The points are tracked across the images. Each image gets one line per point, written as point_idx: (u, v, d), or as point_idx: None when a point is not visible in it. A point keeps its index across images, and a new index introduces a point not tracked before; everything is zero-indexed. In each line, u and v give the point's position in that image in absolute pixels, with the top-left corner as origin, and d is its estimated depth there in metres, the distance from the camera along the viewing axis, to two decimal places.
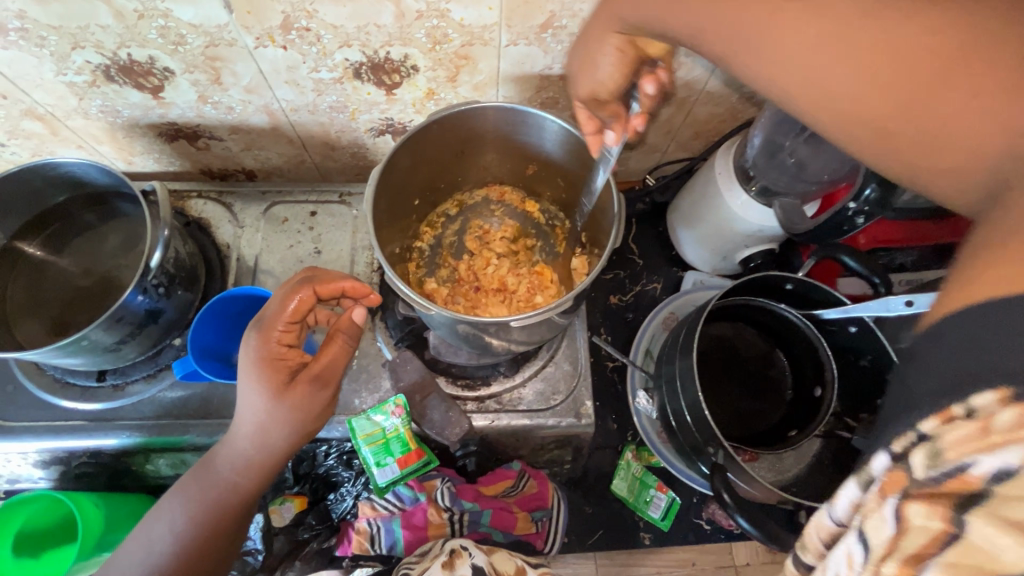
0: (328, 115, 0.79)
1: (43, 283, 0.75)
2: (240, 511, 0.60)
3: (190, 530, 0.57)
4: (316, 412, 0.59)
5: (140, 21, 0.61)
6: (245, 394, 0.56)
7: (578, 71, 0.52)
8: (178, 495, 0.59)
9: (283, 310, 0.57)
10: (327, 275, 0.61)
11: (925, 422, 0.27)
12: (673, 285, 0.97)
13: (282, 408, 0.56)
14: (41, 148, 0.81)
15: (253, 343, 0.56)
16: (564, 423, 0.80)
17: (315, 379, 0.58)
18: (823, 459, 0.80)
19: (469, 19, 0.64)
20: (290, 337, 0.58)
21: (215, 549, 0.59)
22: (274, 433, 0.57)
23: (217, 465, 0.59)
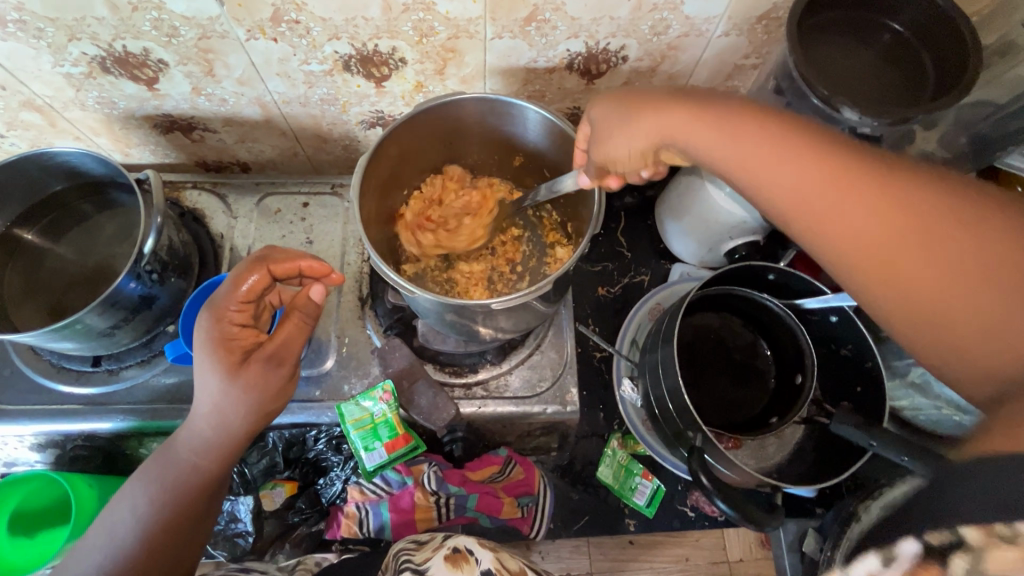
0: (319, 107, 0.81)
1: (42, 270, 0.77)
2: (204, 493, 0.61)
3: (151, 512, 0.58)
4: (273, 390, 0.61)
5: (134, 13, 0.63)
6: (201, 375, 0.59)
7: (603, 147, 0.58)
8: (140, 481, 0.60)
9: (234, 290, 0.59)
10: (282, 254, 0.63)
11: (968, 530, 0.29)
12: (661, 277, 0.99)
13: (236, 387, 0.58)
14: (39, 139, 0.83)
15: (205, 324, 0.58)
16: (550, 410, 0.81)
17: (269, 358, 0.59)
18: (806, 447, 0.81)
19: (454, 12, 0.66)
20: (244, 317, 0.60)
21: (178, 532, 0.59)
22: (231, 413, 0.59)
23: (177, 447, 0.60)
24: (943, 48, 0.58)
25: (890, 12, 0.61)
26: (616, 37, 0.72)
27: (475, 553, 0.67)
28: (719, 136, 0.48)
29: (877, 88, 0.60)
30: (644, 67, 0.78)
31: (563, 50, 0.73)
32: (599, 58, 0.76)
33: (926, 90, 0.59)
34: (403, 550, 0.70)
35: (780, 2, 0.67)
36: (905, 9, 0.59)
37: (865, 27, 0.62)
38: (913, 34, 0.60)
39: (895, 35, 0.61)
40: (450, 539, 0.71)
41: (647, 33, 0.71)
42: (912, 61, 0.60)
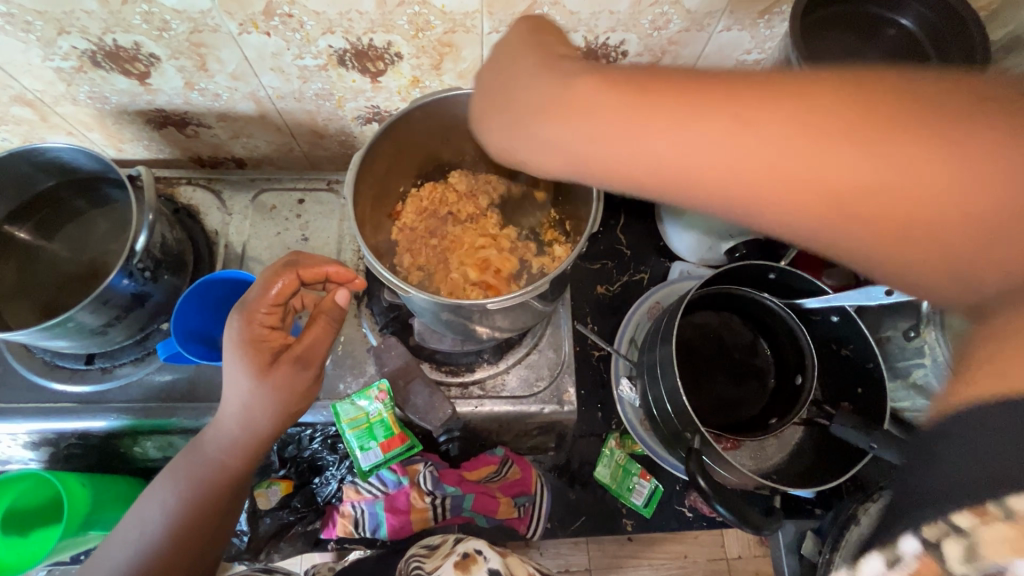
0: (314, 102, 0.80)
1: (33, 267, 0.76)
2: (228, 492, 0.61)
3: (180, 509, 0.59)
4: (300, 390, 0.60)
5: (123, 6, 0.62)
6: (230, 375, 0.57)
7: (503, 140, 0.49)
8: (168, 477, 0.61)
9: (265, 293, 0.58)
10: (310, 259, 0.62)
11: (960, 517, 0.29)
12: (660, 275, 0.98)
13: (264, 389, 0.57)
14: (31, 134, 0.82)
15: (236, 326, 0.57)
16: (547, 409, 0.81)
17: (298, 360, 0.59)
18: (804, 448, 0.80)
19: (450, 6, 0.65)
20: (273, 319, 0.59)
21: (204, 526, 0.60)
22: (259, 414, 0.58)
23: (205, 447, 0.60)
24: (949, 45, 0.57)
25: (896, 7, 0.59)
26: (615, 32, 0.71)
27: (483, 553, 0.68)
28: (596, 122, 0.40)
29: None
30: (645, 62, 0.77)
31: None
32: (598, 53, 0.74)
33: None
34: (414, 556, 0.71)
35: None
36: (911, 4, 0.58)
37: (871, 22, 0.60)
38: (919, 30, 0.59)
39: (902, 30, 0.60)
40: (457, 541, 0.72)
41: (647, 27, 0.70)
42: (919, 57, 0.59)
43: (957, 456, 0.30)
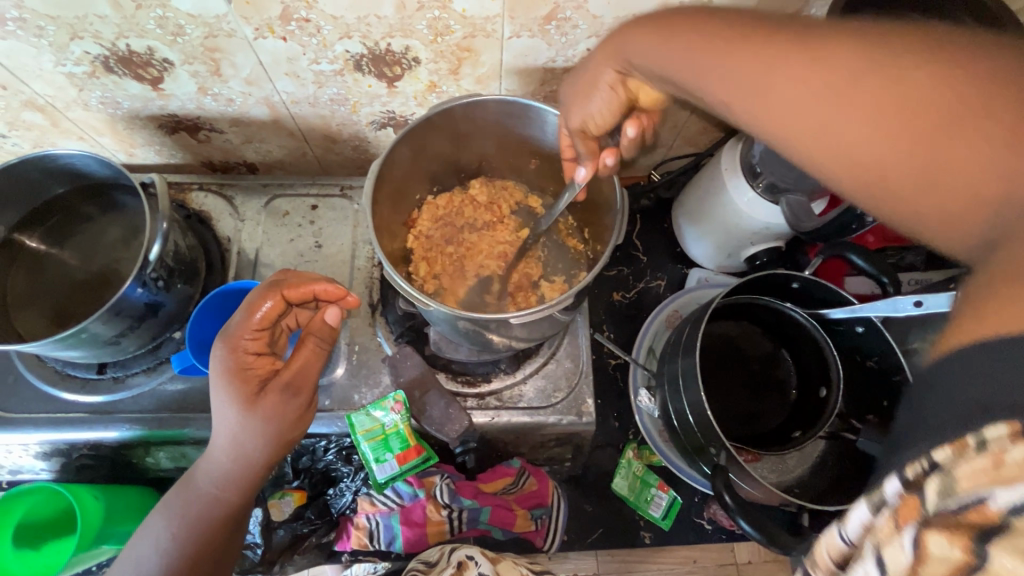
0: (328, 107, 0.79)
1: (44, 276, 0.75)
2: (224, 527, 0.59)
3: (173, 547, 0.57)
4: (292, 418, 0.58)
5: (138, 11, 0.60)
6: (218, 407, 0.57)
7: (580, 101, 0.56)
8: (162, 514, 0.59)
9: (250, 318, 0.57)
10: (297, 279, 0.61)
11: (938, 450, 0.25)
12: (677, 282, 0.96)
13: (254, 418, 0.55)
14: (42, 140, 0.81)
15: (220, 354, 0.56)
16: (565, 421, 0.79)
17: (286, 387, 0.57)
18: (827, 462, 0.79)
19: (471, 10, 0.63)
20: (259, 345, 0.58)
21: (202, 565, 0.58)
22: (249, 445, 0.57)
23: (197, 481, 0.59)
24: None
25: None
26: None
27: (475, 557, 0.69)
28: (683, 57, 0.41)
29: None
30: None
31: (583, 49, 0.70)
32: None
33: None
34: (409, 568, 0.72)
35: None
36: None
37: None
38: None
39: None
40: (452, 551, 0.71)
41: None
42: None
43: (945, 391, 0.26)
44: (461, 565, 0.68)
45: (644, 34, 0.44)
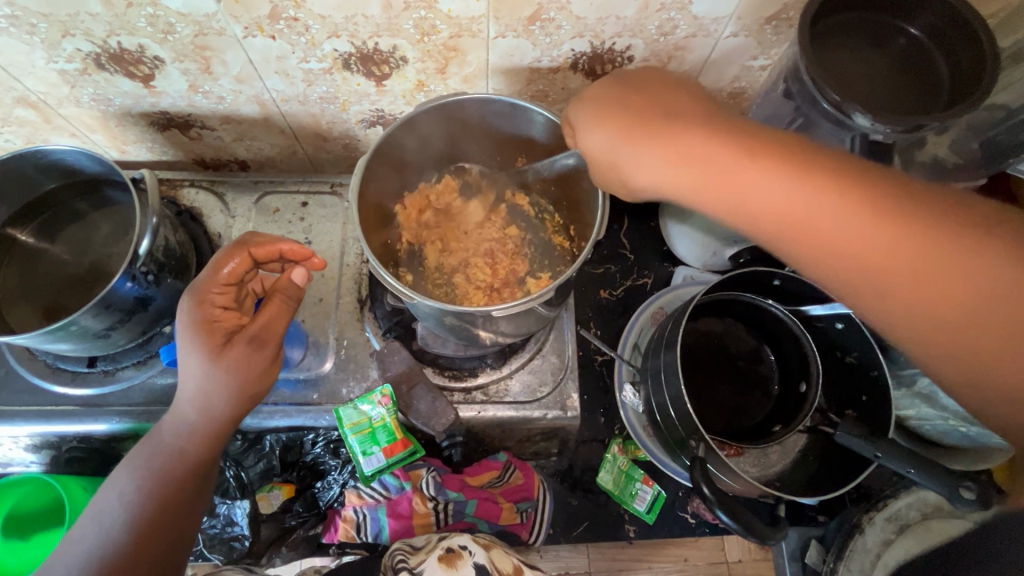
0: (318, 106, 0.80)
1: (36, 270, 0.76)
2: (189, 480, 0.60)
3: (139, 499, 0.58)
4: (257, 372, 0.60)
5: (128, 9, 0.62)
6: (183, 360, 0.58)
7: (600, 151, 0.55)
8: (127, 469, 0.60)
9: (216, 273, 0.59)
10: (263, 238, 0.63)
11: None
12: (664, 279, 0.97)
13: (218, 369, 0.57)
14: (34, 136, 0.82)
15: (186, 307, 0.57)
16: (550, 415, 0.80)
17: (251, 339, 0.59)
18: (808, 456, 0.80)
19: (456, 11, 0.64)
20: (226, 299, 0.59)
21: (167, 519, 0.59)
22: (214, 397, 0.58)
23: (163, 434, 0.60)
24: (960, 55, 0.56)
25: (906, 15, 0.58)
26: (622, 37, 0.70)
27: (468, 547, 0.69)
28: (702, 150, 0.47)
29: (889, 94, 0.58)
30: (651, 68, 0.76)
31: (568, 49, 0.72)
32: (605, 59, 0.74)
33: (939, 97, 0.57)
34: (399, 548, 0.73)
35: (791, 2, 0.66)
36: (924, 12, 0.57)
37: (882, 30, 0.59)
38: (928, 40, 0.58)
39: (912, 40, 0.58)
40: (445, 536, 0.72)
41: (654, 33, 0.70)
42: (929, 65, 0.58)
43: None
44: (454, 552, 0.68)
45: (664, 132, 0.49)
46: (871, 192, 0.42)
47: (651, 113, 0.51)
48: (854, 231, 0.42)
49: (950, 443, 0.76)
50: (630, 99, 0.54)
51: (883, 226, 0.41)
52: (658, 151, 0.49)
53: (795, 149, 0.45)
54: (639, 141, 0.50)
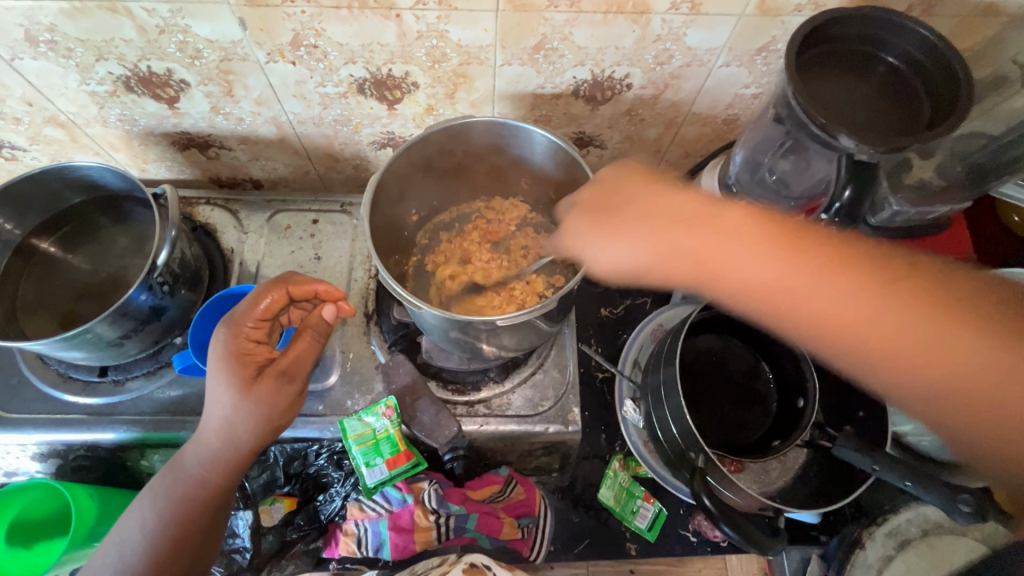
0: (332, 127, 0.84)
1: (54, 281, 0.78)
2: (201, 511, 0.61)
3: (159, 527, 0.60)
4: (283, 405, 0.62)
5: (160, 36, 0.66)
6: (213, 389, 0.59)
7: (610, 225, 0.64)
8: (149, 497, 0.62)
9: (254, 308, 0.60)
10: (302, 276, 0.65)
11: None
12: (663, 299, 0.98)
13: (249, 402, 0.59)
14: (60, 154, 0.86)
15: (222, 339, 0.59)
16: (552, 429, 0.81)
17: (282, 374, 0.61)
18: (809, 471, 0.78)
19: (465, 40, 0.69)
20: (259, 334, 0.61)
21: (187, 545, 0.61)
22: (240, 427, 0.59)
23: (185, 462, 0.61)
24: (937, 83, 0.60)
25: (882, 45, 0.62)
26: (621, 66, 0.74)
27: (492, 569, 0.73)
28: (693, 239, 0.60)
29: (871, 120, 0.61)
30: (649, 95, 0.81)
31: (570, 77, 0.76)
32: (604, 85, 0.78)
33: (920, 120, 0.60)
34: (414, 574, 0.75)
35: (779, 35, 0.70)
36: (900, 42, 0.60)
37: (860, 60, 0.62)
38: (907, 67, 0.61)
39: (891, 68, 0.62)
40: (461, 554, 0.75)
41: (651, 62, 0.74)
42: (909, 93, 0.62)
43: None
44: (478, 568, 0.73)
45: (644, 212, 0.62)
46: (888, 278, 0.52)
47: (648, 210, 0.62)
48: (874, 315, 0.50)
49: (945, 460, 0.77)
50: (619, 214, 0.64)
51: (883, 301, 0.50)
52: (664, 253, 0.60)
53: (811, 254, 0.54)
54: (626, 243, 0.62)
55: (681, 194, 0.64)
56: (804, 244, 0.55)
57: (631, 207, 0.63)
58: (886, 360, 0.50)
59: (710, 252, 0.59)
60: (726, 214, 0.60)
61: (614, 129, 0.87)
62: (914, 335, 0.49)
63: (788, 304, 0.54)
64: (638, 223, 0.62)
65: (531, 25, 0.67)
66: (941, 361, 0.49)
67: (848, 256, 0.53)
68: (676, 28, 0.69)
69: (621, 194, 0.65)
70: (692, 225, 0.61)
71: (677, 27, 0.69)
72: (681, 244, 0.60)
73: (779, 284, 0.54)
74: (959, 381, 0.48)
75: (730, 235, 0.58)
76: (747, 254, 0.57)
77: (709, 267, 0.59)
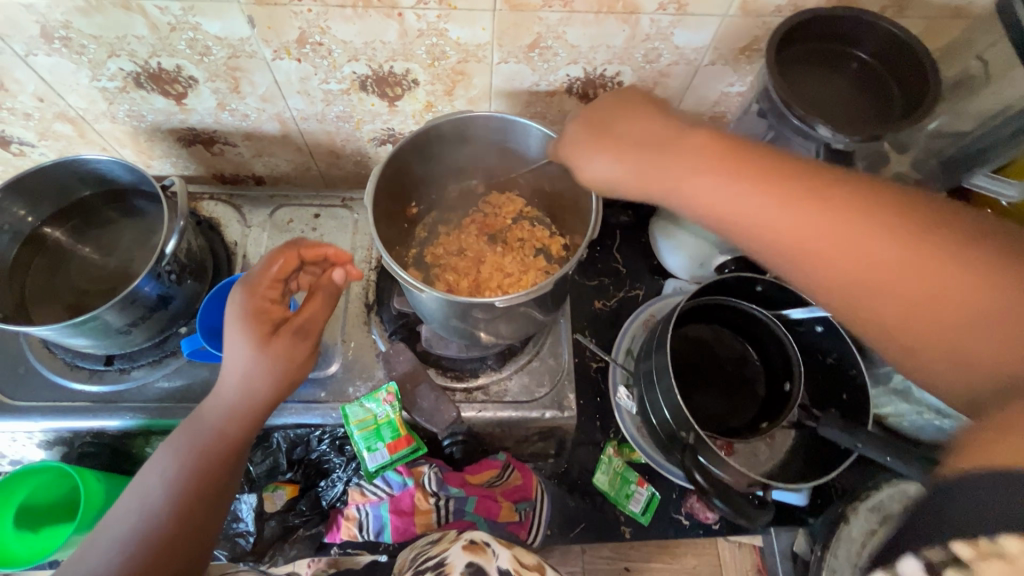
0: (334, 124, 0.87)
1: (63, 271, 0.80)
2: (220, 466, 0.62)
3: (180, 476, 0.61)
4: (298, 361, 0.65)
5: (171, 33, 0.69)
6: (230, 345, 0.62)
7: (597, 145, 0.57)
8: (169, 448, 0.63)
9: (268, 269, 0.63)
10: (313, 240, 0.67)
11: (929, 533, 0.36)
12: (655, 292, 1.01)
13: (266, 357, 0.62)
14: (68, 149, 0.88)
15: (239, 297, 0.62)
16: (548, 414, 0.84)
17: (296, 331, 0.64)
18: (796, 454, 0.82)
19: (464, 38, 0.72)
20: (274, 294, 0.64)
21: (206, 494, 0.61)
22: (258, 382, 0.62)
23: (203, 416, 0.63)
24: (909, 81, 0.64)
25: (854, 43, 0.66)
26: (612, 64, 0.78)
27: (491, 544, 0.71)
28: (685, 159, 0.51)
29: (847, 112, 0.65)
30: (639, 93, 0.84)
31: (563, 75, 0.80)
32: (596, 83, 0.82)
33: (892, 113, 0.64)
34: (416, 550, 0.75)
35: (761, 34, 0.74)
36: (870, 40, 0.65)
37: (835, 57, 0.67)
38: (879, 63, 0.66)
39: (863, 64, 0.67)
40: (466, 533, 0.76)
41: (640, 60, 0.78)
42: (881, 88, 0.66)
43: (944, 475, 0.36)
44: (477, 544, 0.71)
45: (635, 132, 0.55)
46: (912, 216, 0.43)
47: (638, 132, 0.55)
48: (875, 255, 0.43)
49: (928, 440, 0.79)
50: (610, 133, 0.56)
51: (894, 241, 0.42)
52: (650, 172, 0.53)
53: (814, 186, 0.46)
54: (615, 161, 0.55)
55: (663, 116, 0.55)
56: (793, 175, 0.47)
57: (623, 129, 0.56)
58: (875, 309, 0.44)
59: (699, 174, 0.50)
60: (706, 135, 0.52)
61: None
62: (926, 281, 0.41)
63: (781, 237, 0.47)
64: (626, 145, 0.55)
65: (526, 24, 0.71)
66: (942, 323, 0.41)
67: (863, 188, 0.45)
68: (664, 28, 0.72)
69: (617, 115, 0.57)
70: (669, 148, 0.52)
71: (665, 27, 0.72)
72: (674, 162, 0.52)
73: (756, 214, 0.47)
74: (959, 350, 0.40)
75: (724, 158, 0.50)
76: (726, 181, 0.49)
77: (695, 189, 0.50)
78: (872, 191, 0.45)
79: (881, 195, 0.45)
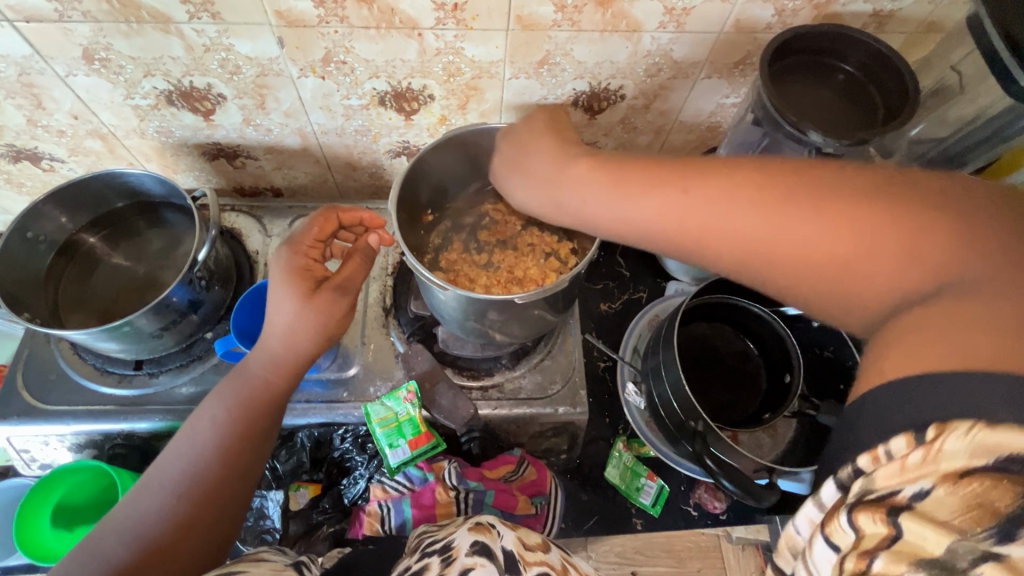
0: (353, 137, 0.91)
1: (95, 279, 0.84)
2: (265, 415, 0.66)
3: (229, 423, 0.64)
4: (338, 318, 0.68)
5: (205, 53, 0.74)
6: (275, 301, 0.66)
7: (515, 171, 0.63)
8: (216, 396, 0.66)
9: (309, 229, 0.69)
10: (348, 206, 0.73)
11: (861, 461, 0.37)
12: (658, 294, 1.05)
13: (310, 310, 0.65)
14: (96, 165, 0.92)
15: (284, 255, 0.67)
16: (561, 410, 0.87)
17: (336, 288, 0.67)
18: (798, 441, 0.87)
19: (478, 55, 0.78)
20: (315, 253, 0.69)
21: (251, 441, 0.65)
22: (301, 334, 0.66)
23: (250, 367, 0.67)
24: (892, 92, 0.70)
25: (840, 57, 0.71)
26: (615, 78, 0.84)
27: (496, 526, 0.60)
28: (586, 180, 0.54)
29: (834, 120, 0.71)
30: (640, 105, 0.90)
31: (570, 88, 0.85)
32: (601, 96, 0.87)
33: (876, 120, 0.70)
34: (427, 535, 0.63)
35: (754, 49, 0.80)
36: (853, 53, 0.70)
37: (822, 68, 0.72)
38: (862, 74, 0.72)
39: (848, 75, 0.72)
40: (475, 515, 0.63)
41: (642, 75, 0.83)
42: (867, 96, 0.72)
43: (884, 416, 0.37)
44: (483, 526, 0.59)
45: (539, 157, 0.60)
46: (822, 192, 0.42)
47: (538, 160, 0.60)
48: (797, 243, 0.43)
49: None
50: (525, 157, 0.62)
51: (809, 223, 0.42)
52: (562, 199, 0.57)
53: (715, 180, 0.47)
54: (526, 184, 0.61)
55: (551, 141, 0.60)
56: (674, 175, 0.49)
57: (529, 154, 0.61)
58: (816, 291, 0.43)
59: (598, 193, 0.53)
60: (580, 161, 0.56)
61: (609, 136, 0.96)
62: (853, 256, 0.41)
63: (697, 245, 0.48)
64: (533, 169, 0.60)
65: (536, 43, 0.76)
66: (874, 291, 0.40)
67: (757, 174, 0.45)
68: (663, 45, 0.78)
69: (519, 143, 0.63)
70: (565, 176, 0.56)
71: (665, 43, 0.78)
72: (575, 184, 0.56)
73: (664, 223, 0.49)
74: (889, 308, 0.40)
75: (606, 174, 0.53)
76: (618, 199, 0.52)
77: (596, 209, 0.53)
78: (771, 174, 0.45)
79: (778, 172, 0.45)
